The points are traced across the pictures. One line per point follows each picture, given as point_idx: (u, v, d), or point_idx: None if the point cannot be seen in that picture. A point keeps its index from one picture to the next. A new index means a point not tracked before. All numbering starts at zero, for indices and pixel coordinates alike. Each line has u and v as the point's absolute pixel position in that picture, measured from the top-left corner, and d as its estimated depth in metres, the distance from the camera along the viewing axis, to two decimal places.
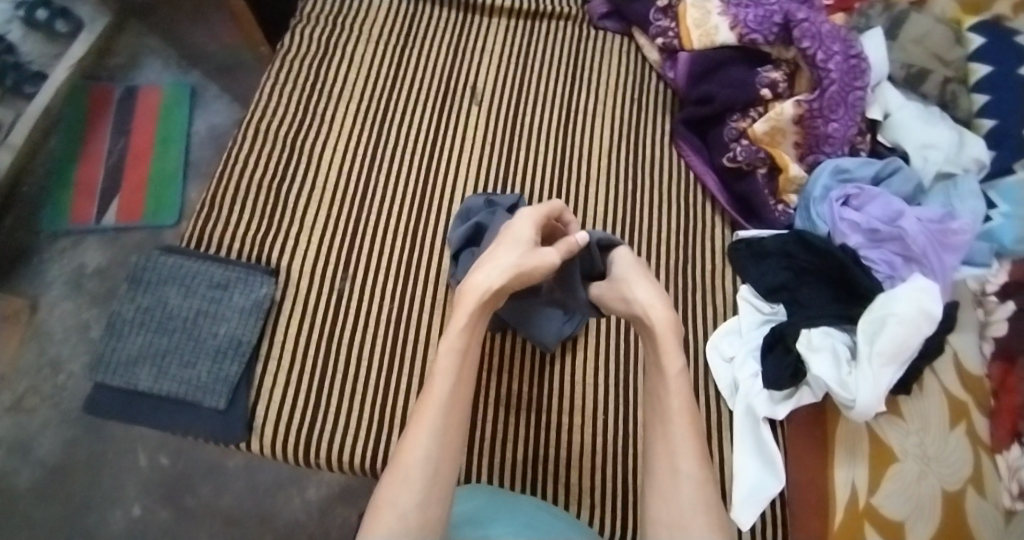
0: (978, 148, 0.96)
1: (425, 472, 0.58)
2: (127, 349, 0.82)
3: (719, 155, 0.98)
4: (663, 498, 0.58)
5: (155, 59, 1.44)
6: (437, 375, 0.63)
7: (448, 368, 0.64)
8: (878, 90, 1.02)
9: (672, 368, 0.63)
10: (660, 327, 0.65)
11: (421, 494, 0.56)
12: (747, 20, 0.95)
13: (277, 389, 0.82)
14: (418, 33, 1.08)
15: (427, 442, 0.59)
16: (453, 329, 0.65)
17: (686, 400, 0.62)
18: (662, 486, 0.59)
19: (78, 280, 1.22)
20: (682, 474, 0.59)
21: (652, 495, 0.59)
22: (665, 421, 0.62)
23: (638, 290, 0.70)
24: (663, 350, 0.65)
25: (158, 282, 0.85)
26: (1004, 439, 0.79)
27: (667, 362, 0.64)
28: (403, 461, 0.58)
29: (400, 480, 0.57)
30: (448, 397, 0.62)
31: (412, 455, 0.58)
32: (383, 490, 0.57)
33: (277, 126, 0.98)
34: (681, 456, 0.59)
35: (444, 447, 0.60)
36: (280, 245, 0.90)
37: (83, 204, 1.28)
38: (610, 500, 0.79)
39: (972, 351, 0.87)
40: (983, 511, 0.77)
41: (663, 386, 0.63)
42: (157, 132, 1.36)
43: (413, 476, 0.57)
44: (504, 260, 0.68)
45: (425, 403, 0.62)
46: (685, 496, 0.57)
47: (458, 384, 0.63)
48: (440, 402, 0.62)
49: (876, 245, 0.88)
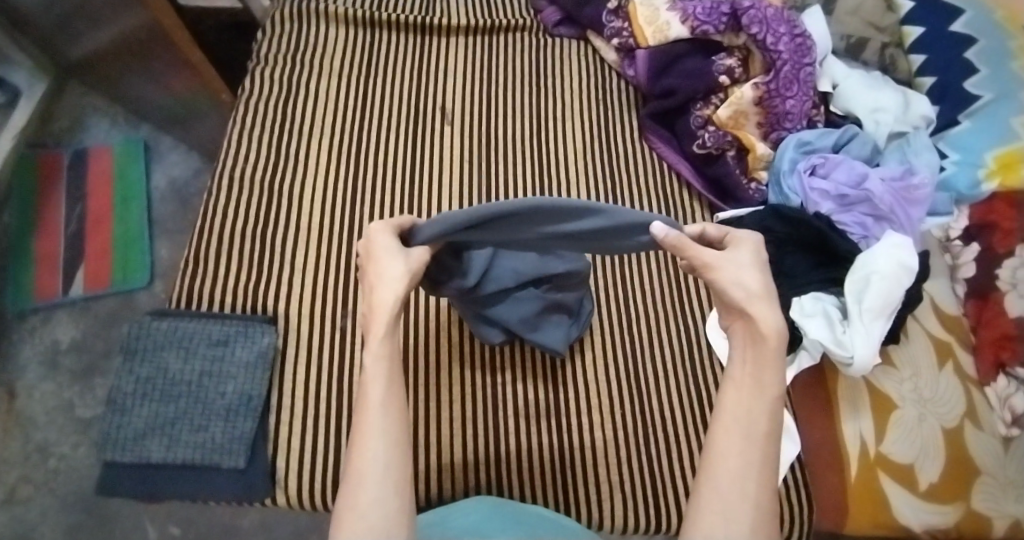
0: (922, 105, 1.01)
1: (380, 472, 0.51)
2: (130, 422, 0.79)
3: (688, 143, 1.02)
4: (727, 516, 0.51)
5: (101, 118, 1.41)
6: (369, 378, 0.55)
7: (380, 369, 0.55)
8: (825, 63, 1.07)
9: (774, 386, 0.54)
10: (771, 338, 0.55)
11: (381, 491, 0.51)
12: (696, 13, 0.98)
13: (294, 437, 0.81)
14: (380, 62, 1.09)
15: (374, 446, 0.52)
16: (374, 341, 0.55)
17: (769, 422, 0.54)
18: (723, 502, 0.51)
19: (54, 358, 1.17)
20: (748, 499, 0.51)
21: (704, 504, 0.52)
22: (746, 436, 0.53)
23: (751, 277, 0.57)
24: (765, 363, 0.55)
25: (154, 349, 0.82)
26: (989, 372, 0.85)
27: (763, 374, 0.55)
28: (356, 467, 0.52)
29: (357, 481, 0.51)
30: (382, 400, 0.54)
31: (364, 461, 0.51)
32: (342, 495, 0.51)
33: (251, 170, 0.97)
34: (749, 477, 0.52)
35: (394, 450, 0.52)
36: (274, 291, 0.89)
37: (47, 278, 1.24)
38: (642, 490, 0.82)
39: (946, 293, 0.93)
40: (984, 442, 0.83)
41: (757, 400, 0.54)
42: (114, 193, 1.33)
43: (366, 484, 0.51)
44: (392, 267, 0.58)
45: (363, 409, 0.54)
46: (747, 519, 0.50)
47: (392, 387, 0.55)
48: (378, 405, 0.54)
49: (847, 209, 0.93)
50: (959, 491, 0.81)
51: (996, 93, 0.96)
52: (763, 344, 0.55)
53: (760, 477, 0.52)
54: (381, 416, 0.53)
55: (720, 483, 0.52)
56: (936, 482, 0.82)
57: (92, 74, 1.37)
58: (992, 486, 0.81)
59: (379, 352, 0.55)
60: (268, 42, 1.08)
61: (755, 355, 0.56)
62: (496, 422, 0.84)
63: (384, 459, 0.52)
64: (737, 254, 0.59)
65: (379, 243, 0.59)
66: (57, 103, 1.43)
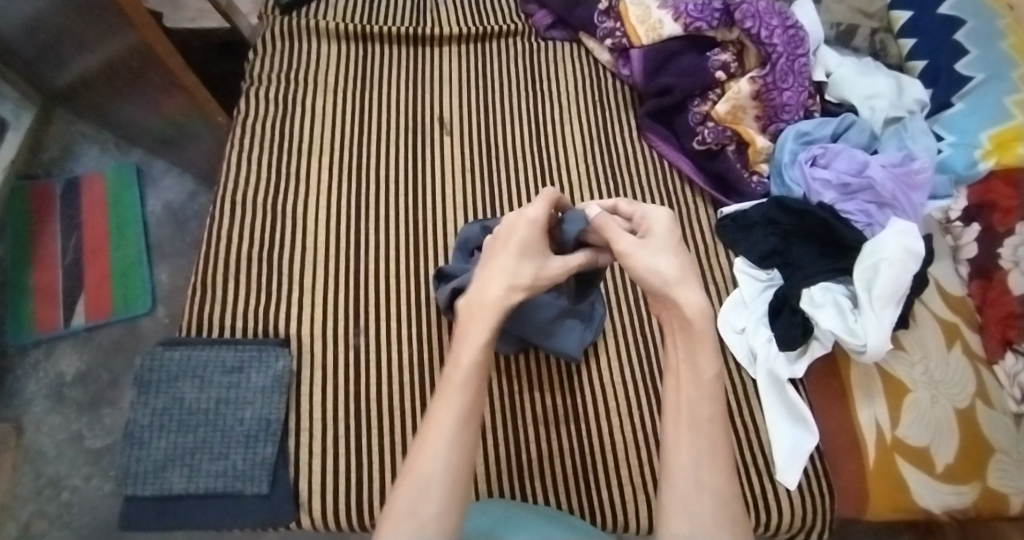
0: (915, 89, 1.02)
1: (444, 481, 0.52)
2: (150, 455, 0.78)
3: (688, 140, 1.02)
4: (690, 513, 0.51)
5: (91, 146, 1.40)
6: (453, 384, 0.55)
7: (472, 378, 0.55)
8: (818, 53, 1.08)
9: (709, 372, 0.55)
10: (696, 322, 0.54)
11: (440, 501, 0.52)
12: (688, 10, 1.00)
13: (315, 459, 0.80)
14: (374, 75, 1.09)
15: (445, 453, 0.53)
16: (471, 343, 0.56)
17: (715, 408, 0.54)
18: (685, 496, 0.51)
19: (60, 390, 1.16)
20: (704, 486, 0.51)
21: (667, 501, 0.52)
22: (693, 424, 0.53)
23: (664, 262, 0.57)
24: (700, 348, 0.55)
25: (169, 380, 0.81)
26: (997, 349, 0.86)
27: (698, 360, 0.55)
28: (417, 471, 0.52)
29: (418, 488, 0.52)
30: (463, 410, 0.55)
31: (427, 467, 0.52)
32: (399, 493, 0.52)
33: (252, 191, 0.96)
34: (702, 465, 0.52)
35: (461, 461, 0.53)
36: (284, 313, 0.88)
37: (47, 310, 1.22)
38: None
39: (950, 275, 0.94)
40: (996, 419, 0.84)
41: (697, 390, 0.55)
42: (109, 220, 1.31)
43: (432, 489, 0.52)
44: (511, 265, 0.58)
45: (441, 413, 0.55)
46: (708, 510, 0.51)
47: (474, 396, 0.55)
48: (458, 413, 0.55)
49: (849, 197, 0.93)
50: (975, 470, 0.82)
51: (988, 74, 0.97)
52: (690, 333, 0.55)
53: (712, 463, 0.52)
54: (455, 425, 0.54)
55: (678, 478, 0.52)
56: (952, 463, 0.82)
57: (79, 102, 1.35)
58: (1007, 463, 0.82)
59: (475, 362, 0.55)
60: (260, 61, 1.07)
61: (687, 344, 0.55)
62: (516, 432, 0.84)
63: (453, 466, 0.53)
64: (657, 238, 0.59)
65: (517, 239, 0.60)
66: (46, 132, 1.41)
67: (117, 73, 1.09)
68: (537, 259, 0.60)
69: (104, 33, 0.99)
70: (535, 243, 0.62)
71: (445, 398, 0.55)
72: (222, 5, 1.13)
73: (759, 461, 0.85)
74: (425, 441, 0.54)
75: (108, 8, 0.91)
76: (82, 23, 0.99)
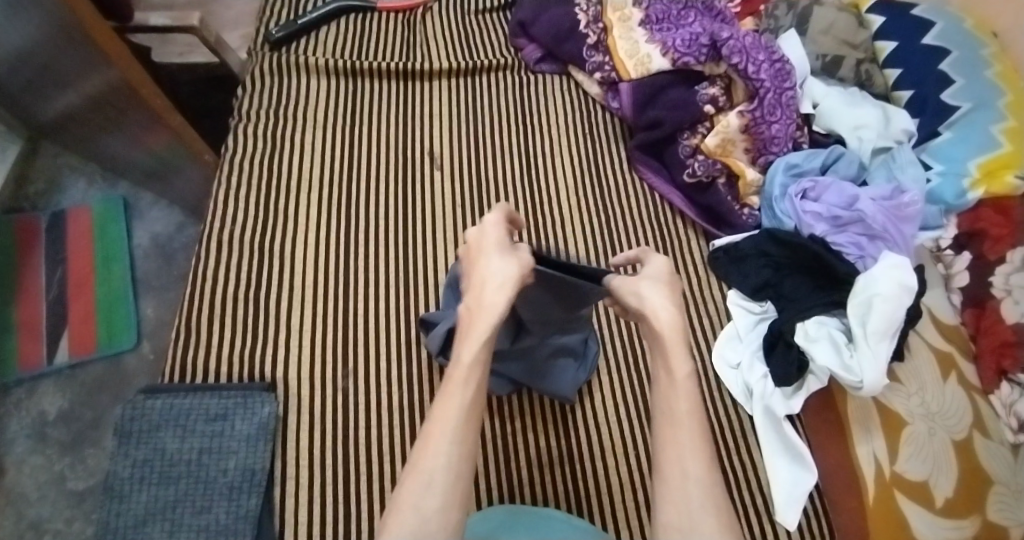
0: (903, 119, 1.01)
1: (447, 475, 0.52)
2: (130, 510, 0.75)
3: (679, 173, 1.03)
4: (677, 509, 0.53)
5: (78, 178, 1.38)
6: (456, 378, 0.56)
7: (472, 374, 0.56)
8: (804, 85, 1.08)
9: (681, 369, 0.58)
10: (668, 333, 0.60)
11: (443, 497, 0.51)
12: (676, 45, 1.01)
13: (302, 509, 0.78)
14: (364, 110, 1.09)
15: (448, 448, 0.53)
16: (473, 339, 0.57)
17: (695, 403, 0.57)
18: (672, 491, 0.53)
19: (41, 430, 1.12)
20: (690, 477, 0.54)
21: (660, 501, 0.54)
22: (674, 422, 0.57)
23: (651, 288, 0.63)
24: (671, 353, 0.59)
25: (151, 430, 0.79)
26: (992, 379, 0.85)
27: (672, 361, 0.59)
28: (422, 466, 0.52)
29: (421, 483, 0.51)
30: (466, 404, 0.55)
31: (431, 461, 0.52)
32: (400, 491, 0.52)
33: (240, 229, 0.95)
34: (686, 455, 0.55)
35: (465, 454, 0.53)
36: (272, 356, 0.86)
37: (29, 348, 1.18)
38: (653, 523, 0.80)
39: (944, 304, 0.92)
40: (993, 451, 0.81)
41: (673, 390, 0.58)
42: (95, 253, 1.28)
43: (434, 483, 0.51)
44: (495, 268, 0.60)
45: (443, 409, 0.55)
46: (696, 500, 0.53)
47: (475, 390, 0.56)
48: (461, 408, 0.55)
49: (841, 229, 0.93)
50: (974, 503, 0.78)
51: (974, 102, 0.97)
52: (662, 342, 0.60)
53: (696, 452, 0.55)
54: (458, 419, 0.54)
55: (664, 477, 0.55)
56: (952, 497, 0.79)
57: (64, 135, 1.33)
58: (1005, 496, 0.79)
59: (478, 354, 0.56)
60: (248, 98, 1.07)
61: (660, 348, 0.61)
62: (510, 474, 0.82)
63: (456, 460, 0.53)
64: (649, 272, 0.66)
65: (490, 240, 0.63)
66: (32, 165, 1.39)
67: (102, 109, 1.07)
68: (514, 253, 0.62)
69: (86, 71, 0.97)
70: (505, 243, 0.63)
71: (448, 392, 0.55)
72: (209, 41, 1.12)
73: (759, 501, 0.84)
74: (429, 435, 0.54)
75: (89, 46, 0.90)
76: (64, 59, 0.97)
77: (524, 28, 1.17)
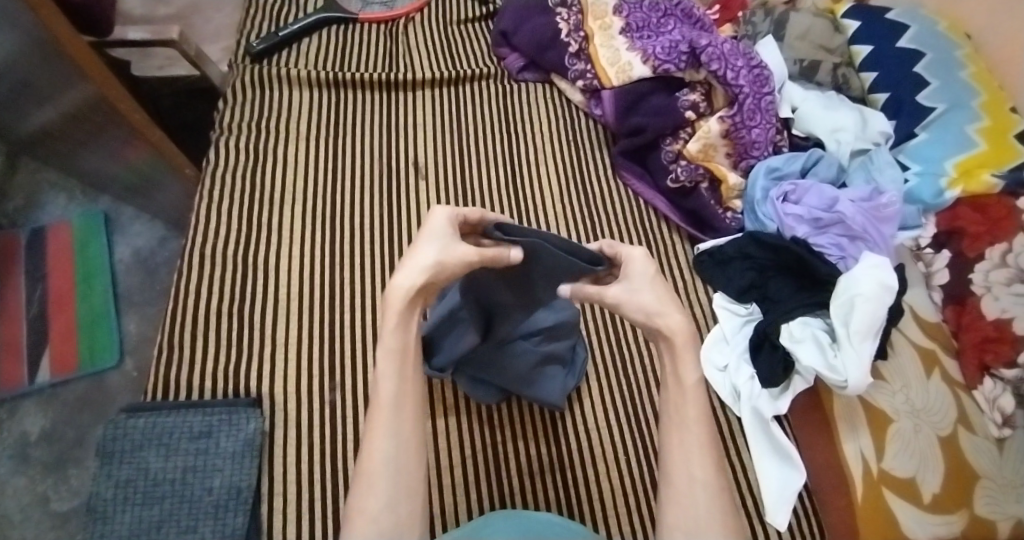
0: (879, 121, 1.03)
1: (389, 473, 0.56)
2: (114, 530, 0.74)
3: (662, 178, 1.04)
4: (687, 511, 0.56)
5: (58, 194, 1.36)
6: (382, 374, 0.59)
7: (392, 367, 0.59)
8: (783, 90, 1.10)
9: (691, 377, 0.59)
10: (676, 337, 0.59)
11: (388, 495, 0.55)
12: (656, 53, 1.03)
13: (290, 524, 0.77)
14: (347, 121, 1.09)
15: (385, 445, 0.56)
16: (385, 330, 0.58)
17: (703, 408, 0.59)
18: (681, 494, 0.57)
19: (24, 450, 1.11)
20: (697, 481, 0.57)
21: (668, 502, 0.57)
22: (682, 428, 0.59)
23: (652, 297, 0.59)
24: (680, 359, 0.59)
25: (134, 449, 0.78)
26: (975, 375, 0.85)
27: (682, 370, 0.59)
28: (365, 467, 0.56)
29: (365, 487, 0.55)
30: (394, 398, 0.58)
31: (370, 461, 0.56)
32: (353, 494, 0.56)
33: (224, 243, 0.94)
34: (696, 460, 0.57)
35: (404, 446, 0.57)
36: (257, 370, 0.86)
37: (10, 366, 1.16)
38: (629, 518, 0.80)
39: (924, 302, 0.93)
40: (979, 445, 0.82)
41: (683, 397, 0.59)
42: (76, 270, 1.27)
43: (377, 482, 0.55)
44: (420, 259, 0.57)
45: (376, 405, 0.58)
46: (701, 503, 0.56)
47: (403, 383, 0.59)
48: (390, 403, 0.58)
49: (822, 231, 0.94)
50: (961, 498, 0.79)
51: (949, 104, 0.99)
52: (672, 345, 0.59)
53: (703, 457, 0.57)
54: (391, 416, 0.57)
55: (675, 479, 0.58)
56: (939, 493, 0.80)
57: (43, 150, 1.32)
58: (993, 489, 0.79)
59: (393, 347, 0.58)
60: (231, 111, 1.06)
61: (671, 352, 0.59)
62: (499, 483, 0.82)
63: (393, 457, 0.56)
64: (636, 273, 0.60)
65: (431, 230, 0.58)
66: (11, 181, 1.37)
67: (80, 125, 1.06)
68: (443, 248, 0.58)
69: (63, 86, 0.96)
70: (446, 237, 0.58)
71: (375, 390, 0.58)
72: (189, 53, 1.11)
73: (749, 502, 0.85)
74: (368, 434, 0.58)
75: (66, 61, 0.90)
76: (40, 76, 0.96)
77: (505, 38, 1.17)
